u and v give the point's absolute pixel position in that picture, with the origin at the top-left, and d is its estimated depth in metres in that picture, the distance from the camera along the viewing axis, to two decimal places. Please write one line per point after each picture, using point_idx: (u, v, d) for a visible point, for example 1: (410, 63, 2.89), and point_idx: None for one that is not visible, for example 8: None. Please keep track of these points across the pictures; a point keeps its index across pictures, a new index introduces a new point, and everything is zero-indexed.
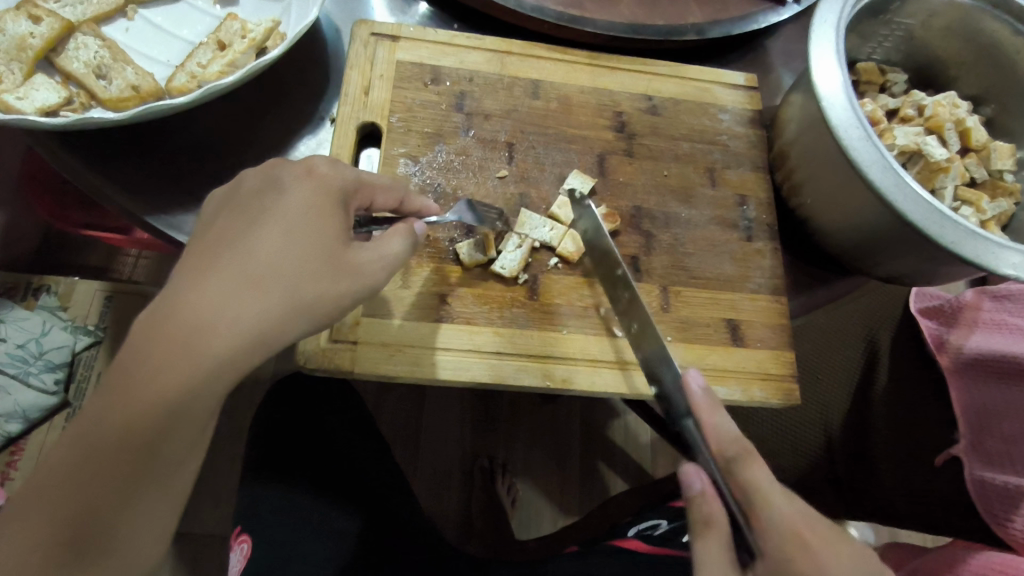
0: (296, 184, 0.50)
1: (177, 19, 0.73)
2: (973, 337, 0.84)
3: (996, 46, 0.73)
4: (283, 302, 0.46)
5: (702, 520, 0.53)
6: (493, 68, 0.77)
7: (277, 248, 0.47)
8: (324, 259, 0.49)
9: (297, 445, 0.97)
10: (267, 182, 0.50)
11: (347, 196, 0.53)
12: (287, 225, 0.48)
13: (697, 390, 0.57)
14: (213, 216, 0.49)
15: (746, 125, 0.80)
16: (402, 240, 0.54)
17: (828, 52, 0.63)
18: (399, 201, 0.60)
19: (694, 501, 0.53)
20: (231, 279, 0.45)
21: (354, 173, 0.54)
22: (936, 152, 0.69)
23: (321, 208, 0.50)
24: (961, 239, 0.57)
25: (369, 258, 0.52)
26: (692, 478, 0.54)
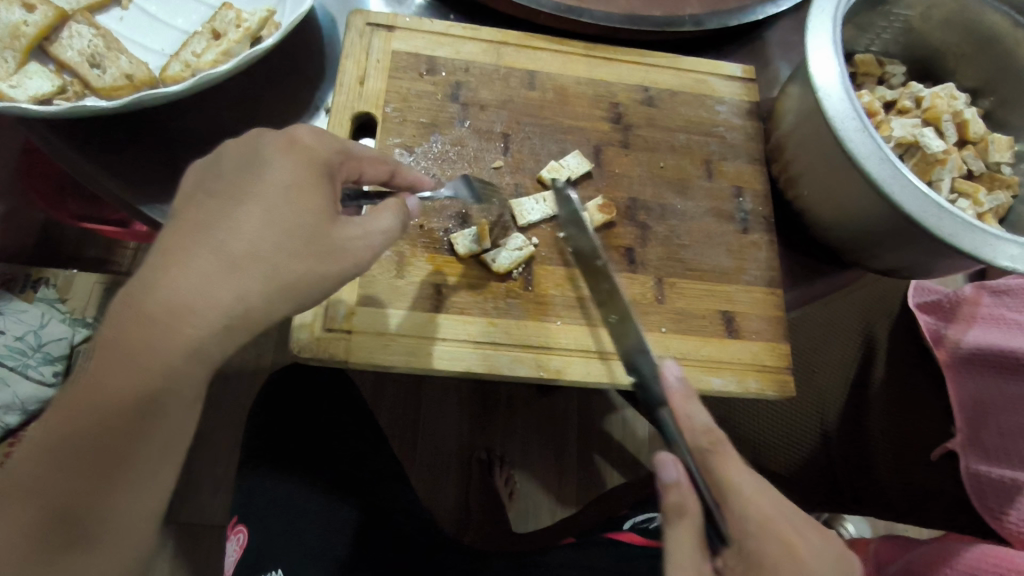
0: (278, 160, 0.48)
1: (172, 8, 0.73)
2: (970, 332, 0.85)
3: (996, 39, 0.73)
4: (268, 284, 0.46)
5: (675, 509, 0.52)
6: (490, 58, 0.76)
7: (256, 227, 0.46)
8: (309, 239, 0.48)
9: (296, 436, 0.98)
10: (247, 155, 0.48)
11: (331, 169, 0.51)
12: (267, 207, 0.47)
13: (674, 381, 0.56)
14: (184, 197, 0.47)
15: (743, 117, 0.80)
16: (392, 217, 0.53)
17: (825, 43, 0.63)
18: (390, 175, 0.59)
19: (668, 490, 0.53)
20: (213, 260, 0.44)
21: (335, 147, 0.52)
22: (932, 144, 0.68)
23: (302, 181, 0.48)
24: (957, 231, 0.56)
25: (355, 236, 0.50)
26: (668, 468, 0.53)
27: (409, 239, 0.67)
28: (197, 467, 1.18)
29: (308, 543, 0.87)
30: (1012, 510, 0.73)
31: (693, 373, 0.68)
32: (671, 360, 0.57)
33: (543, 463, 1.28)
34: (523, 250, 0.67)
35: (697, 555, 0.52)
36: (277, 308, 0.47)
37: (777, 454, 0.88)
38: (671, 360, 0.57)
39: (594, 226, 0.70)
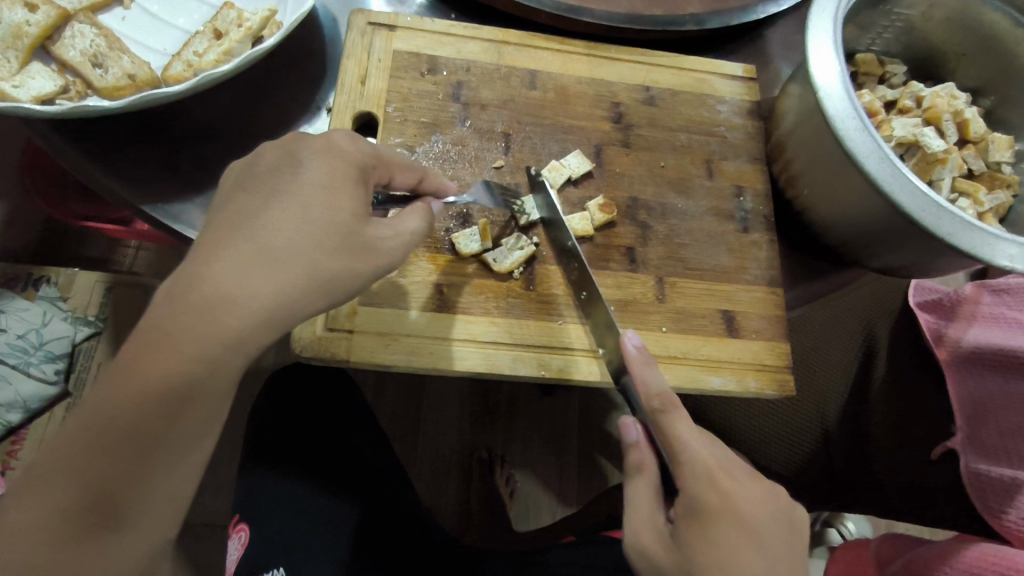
0: (317, 163, 0.50)
1: (174, 8, 0.73)
2: (970, 331, 0.85)
3: (997, 38, 0.73)
4: (297, 281, 0.46)
5: (636, 465, 0.60)
6: (491, 58, 0.76)
7: (293, 224, 0.47)
8: (335, 234, 0.48)
9: (297, 433, 0.98)
10: (286, 155, 0.50)
11: (365, 172, 0.53)
12: (303, 208, 0.48)
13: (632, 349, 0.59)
14: (222, 198, 0.49)
15: (743, 116, 0.80)
16: (420, 220, 0.55)
17: (825, 42, 0.63)
18: (418, 180, 0.60)
19: (631, 449, 0.60)
20: (248, 253, 0.45)
21: (363, 150, 0.53)
22: (933, 143, 0.68)
23: (335, 179, 0.50)
24: (956, 230, 0.56)
25: (386, 236, 0.52)
26: (629, 429, 0.60)
27: None
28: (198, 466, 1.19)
29: (310, 541, 0.88)
30: (1012, 510, 0.73)
31: (693, 372, 0.68)
32: (632, 331, 0.61)
33: (543, 462, 1.29)
34: (523, 249, 0.68)
35: (654, 507, 0.58)
36: (292, 309, 0.46)
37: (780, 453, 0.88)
38: (632, 331, 0.61)
39: (594, 226, 0.70)
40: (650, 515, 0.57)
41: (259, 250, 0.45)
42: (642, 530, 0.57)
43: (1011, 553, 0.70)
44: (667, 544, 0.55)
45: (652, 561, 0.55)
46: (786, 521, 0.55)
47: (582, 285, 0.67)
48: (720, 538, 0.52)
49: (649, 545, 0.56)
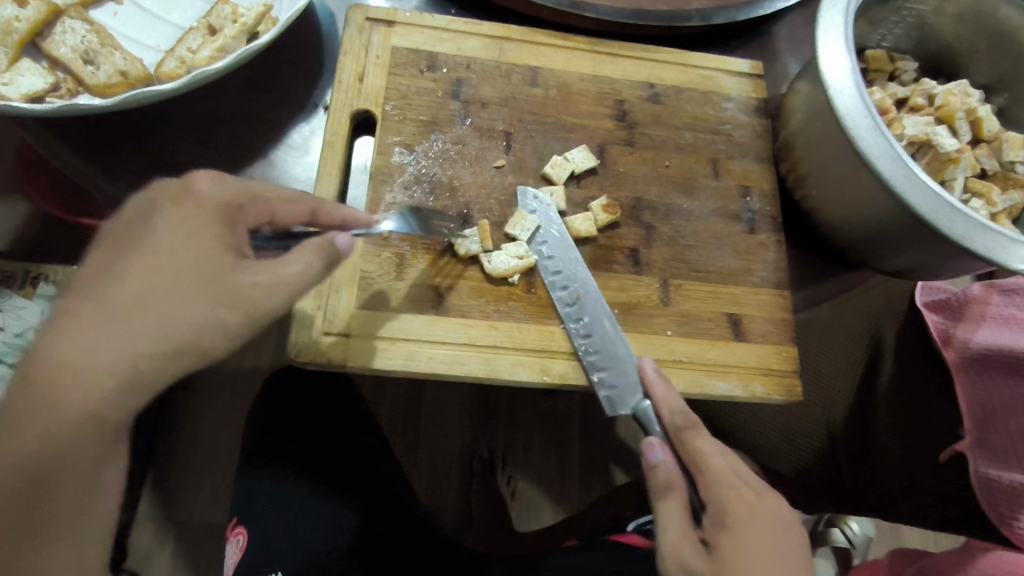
0: (172, 212, 0.46)
1: (168, 3, 0.71)
2: (979, 331, 0.84)
3: (1010, 34, 0.71)
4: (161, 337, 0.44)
5: (659, 480, 0.59)
6: (491, 54, 0.75)
7: (163, 279, 0.45)
8: (214, 286, 0.46)
9: (294, 436, 0.96)
10: (181, 195, 0.47)
11: (231, 209, 0.49)
12: (161, 260, 0.45)
13: (649, 374, 0.63)
14: (109, 235, 0.46)
15: (750, 114, 0.78)
16: (313, 258, 0.50)
17: (836, 39, 0.61)
18: (309, 214, 0.55)
19: (655, 470, 0.60)
20: (101, 312, 0.43)
21: (241, 189, 0.50)
22: (946, 143, 0.67)
23: (200, 232, 0.47)
24: (971, 233, 0.55)
25: (260, 283, 0.47)
26: (652, 449, 0.60)
27: (410, 241, 0.66)
28: (196, 467, 1.18)
29: (311, 539, 0.87)
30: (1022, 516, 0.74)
31: (697, 377, 0.67)
32: (647, 357, 0.64)
33: (544, 463, 1.28)
34: (523, 261, 0.65)
35: (686, 521, 0.58)
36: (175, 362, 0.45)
37: (786, 456, 0.86)
38: (648, 357, 0.64)
39: (598, 227, 0.69)
40: (683, 528, 0.57)
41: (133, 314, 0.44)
42: (677, 543, 0.56)
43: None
44: (703, 556, 0.56)
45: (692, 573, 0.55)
46: (791, 530, 0.59)
47: (581, 310, 0.65)
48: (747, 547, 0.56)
49: (688, 558, 0.55)
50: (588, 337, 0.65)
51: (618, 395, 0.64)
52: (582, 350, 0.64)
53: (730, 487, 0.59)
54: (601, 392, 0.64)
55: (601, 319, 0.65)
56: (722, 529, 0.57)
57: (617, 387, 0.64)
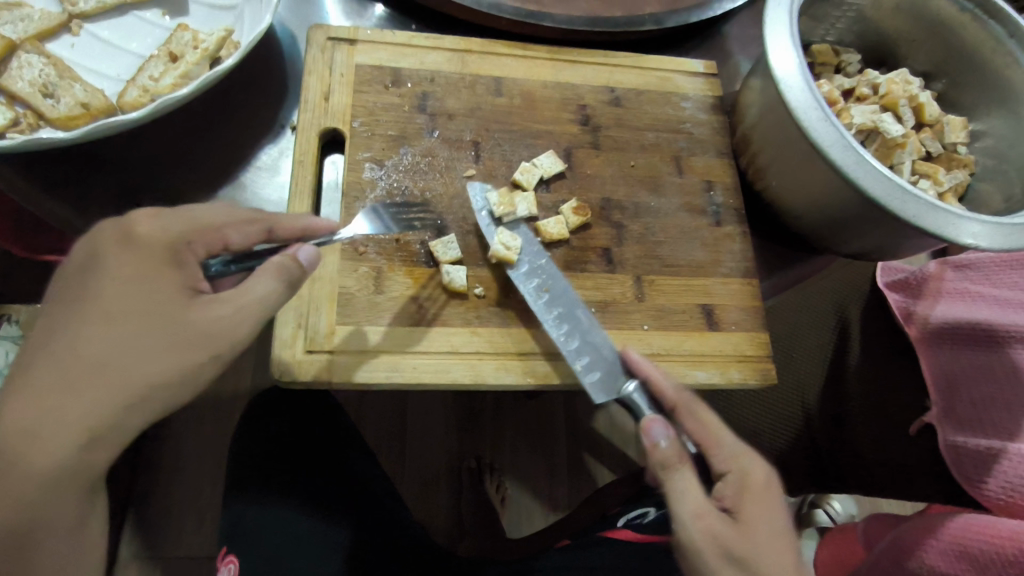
0: (116, 259, 0.50)
1: (126, 32, 0.71)
2: (938, 307, 0.89)
3: (943, 24, 0.75)
4: (120, 394, 0.48)
5: (666, 458, 0.58)
6: (455, 67, 0.76)
7: (111, 330, 0.48)
8: (160, 330, 0.49)
9: (275, 458, 0.95)
10: (123, 240, 0.50)
11: (177, 248, 0.52)
12: (119, 314, 0.49)
13: (636, 360, 0.64)
14: (99, 279, 0.49)
15: (708, 112, 0.81)
16: (273, 280, 0.53)
17: (782, 34, 0.64)
18: (266, 234, 0.57)
19: (661, 449, 0.58)
20: (54, 375, 0.47)
21: (183, 224, 0.53)
22: (891, 130, 0.70)
23: (143, 275, 0.50)
24: (921, 212, 0.59)
25: (220, 316, 0.50)
26: (654, 429, 0.59)
27: (384, 253, 0.66)
28: (181, 495, 1.15)
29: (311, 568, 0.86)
30: (991, 479, 0.76)
31: (677, 368, 0.69)
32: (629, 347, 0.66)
33: (532, 464, 1.31)
34: (510, 252, 0.65)
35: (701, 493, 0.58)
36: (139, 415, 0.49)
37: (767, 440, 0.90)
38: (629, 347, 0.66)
39: (570, 229, 0.71)
40: (699, 500, 0.57)
41: (92, 368, 0.47)
42: (703, 516, 0.56)
43: (986, 519, 0.75)
44: (726, 522, 0.57)
45: (723, 542, 0.55)
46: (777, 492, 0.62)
47: (555, 301, 0.65)
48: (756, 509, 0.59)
49: (714, 525, 0.56)
50: (564, 327, 0.64)
51: (604, 381, 0.63)
52: (562, 341, 0.64)
53: (726, 465, 0.61)
54: (586, 381, 0.63)
55: (575, 309, 0.65)
56: (740, 494, 0.59)
57: (601, 373, 0.63)
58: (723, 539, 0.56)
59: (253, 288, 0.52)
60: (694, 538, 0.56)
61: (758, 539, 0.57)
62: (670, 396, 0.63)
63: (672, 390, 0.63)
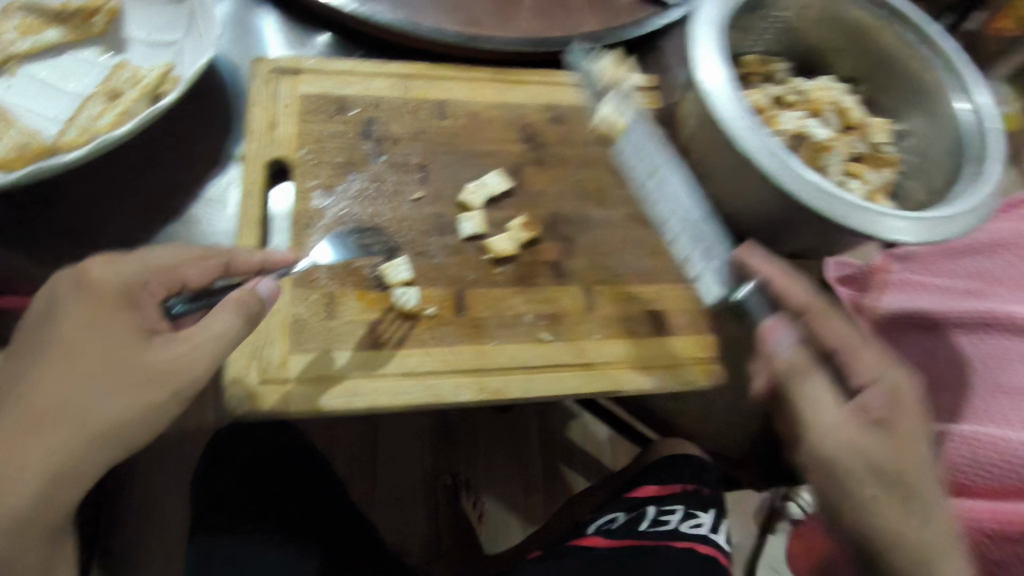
0: (68, 304, 0.50)
1: (64, 72, 0.71)
2: (884, 298, 0.95)
3: (863, 31, 0.79)
4: (76, 435, 0.48)
5: (797, 361, 0.57)
6: (399, 92, 0.77)
7: (65, 376, 0.48)
8: (116, 372, 0.49)
9: (245, 491, 0.94)
10: (77, 284, 0.50)
11: (129, 291, 0.52)
12: (65, 358, 0.48)
13: (754, 258, 0.63)
14: (47, 323, 0.50)
15: (648, 124, 0.84)
16: (232, 315, 0.54)
17: (709, 49, 0.68)
18: (223, 268, 0.59)
19: (784, 354, 0.57)
20: (12, 425, 0.47)
21: (141, 267, 0.53)
22: (817, 133, 0.75)
23: (98, 318, 0.50)
24: (849, 212, 0.62)
25: (175, 355, 0.51)
26: (776, 333, 0.58)
27: (336, 279, 0.67)
28: (149, 536, 1.12)
29: None
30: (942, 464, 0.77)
31: (630, 375, 0.71)
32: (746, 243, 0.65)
33: (507, 479, 1.32)
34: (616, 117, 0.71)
35: (837, 400, 0.55)
36: (96, 455, 0.49)
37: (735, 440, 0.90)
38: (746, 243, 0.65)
39: (521, 244, 0.73)
40: (831, 405, 0.55)
41: (45, 416, 0.48)
42: (841, 426, 0.54)
43: (942, 510, 0.82)
44: (870, 432, 0.54)
45: (867, 454, 0.53)
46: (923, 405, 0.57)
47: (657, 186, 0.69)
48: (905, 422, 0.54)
49: (856, 437, 0.53)
50: (676, 213, 0.67)
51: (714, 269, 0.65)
52: (676, 222, 0.67)
53: (870, 371, 0.57)
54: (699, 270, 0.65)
55: (678, 194, 0.68)
56: (887, 403, 0.55)
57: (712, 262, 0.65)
58: (859, 445, 0.53)
59: (210, 325, 0.53)
60: (835, 448, 0.53)
61: (901, 453, 0.53)
62: (808, 301, 0.62)
63: (802, 295, 0.62)
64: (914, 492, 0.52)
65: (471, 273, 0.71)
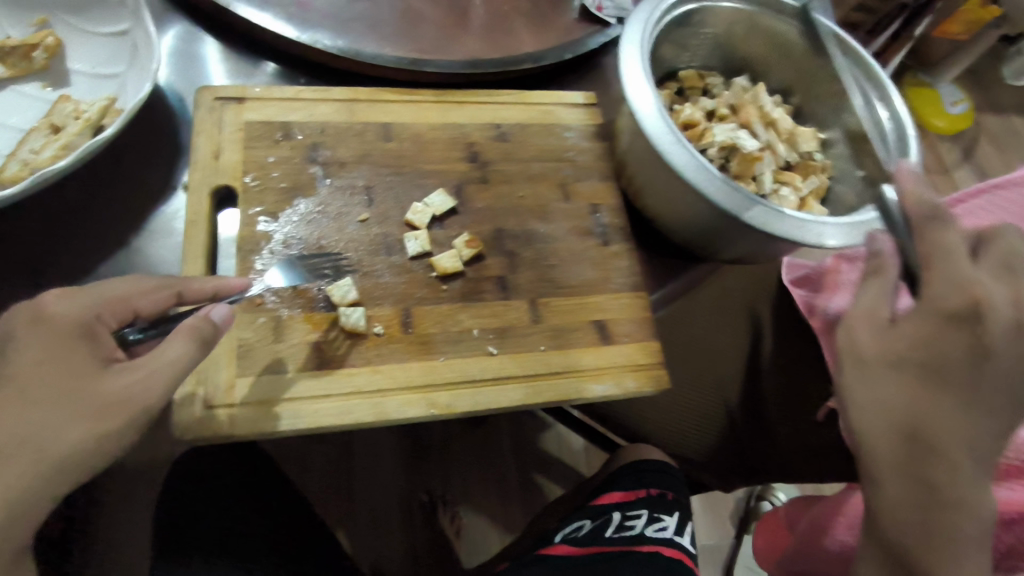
0: (24, 339, 0.50)
1: (6, 107, 0.71)
2: (835, 299, 0.96)
3: (785, 44, 0.84)
4: (28, 470, 0.48)
5: (875, 266, 0.58)
6: (343, 116, 0.79)
7: (18, 410, 0.48)
8: (65, 403, 0.50)
9: (212, 518, 0.93)
10: (33, 321, 0.51)
11: (85, 324, 0.53)
12: (14, 393, 0.49)
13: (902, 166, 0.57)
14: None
15: (590, 139, 0.87)
16: (185, 341, 0.54)
17: (637, 68, 0.70)
18: (176, 297, 0.59)
19: (872, 253, 0.58)
20: None
21: (93, 299, 0.54)
22: (747, 144, 0.78)
23: (51, 352, 0.51)
24: (771, 220, 0.66)
25: (126, 386, 0.52)
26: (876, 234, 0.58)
27: (283, 304, 0.68)
28: None
29: None
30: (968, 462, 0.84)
31: (577, 384, 0.73)
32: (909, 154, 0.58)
33: (482, 494, 1.33)
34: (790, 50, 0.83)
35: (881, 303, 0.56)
36: (48, 488, 0.49)
37: (696, 442, 0.92)
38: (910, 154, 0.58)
39: (465, 261, 0.74)
40: (867, 307, 0.56)
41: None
42: (857, 319, 0.56)
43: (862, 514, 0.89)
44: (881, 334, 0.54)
45: (862, 351, 0.55)
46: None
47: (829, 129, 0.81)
48: (953, 358, 0.51)
49: (862, 333, 0.55)
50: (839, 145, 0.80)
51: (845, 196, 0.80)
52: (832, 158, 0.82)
53: (948, 286, 0.51)
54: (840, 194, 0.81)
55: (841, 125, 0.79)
56: (946, 327, 0.51)
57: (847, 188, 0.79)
58: (867, 346, 0.55)
59: (165, 352, 0.54)
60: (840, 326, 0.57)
61: (928, 354, 0.52)
62: (935, 204, 0.53)
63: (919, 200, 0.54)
64: (935, 392, 0.52)
65: (418, 291, 0.72)
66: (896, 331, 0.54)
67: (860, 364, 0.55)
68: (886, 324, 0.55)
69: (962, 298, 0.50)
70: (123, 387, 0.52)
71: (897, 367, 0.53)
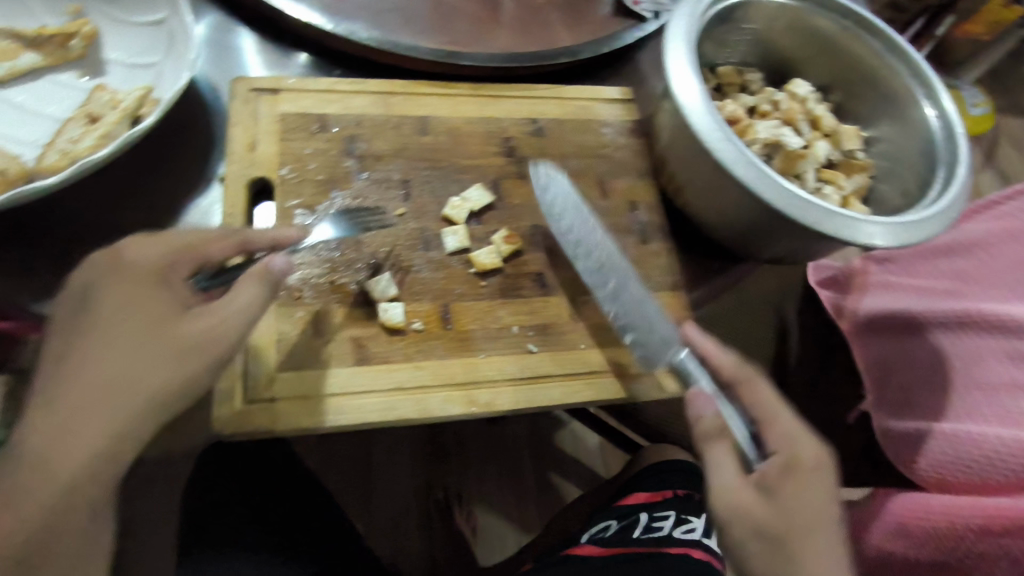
0: (106, 285, 0.50)
1: (42, 96, 0.71)
2: (862, 301, 1.01)
3: (827, 41, 0.82)
4: (120, 419, 0.47)
5: (708, 427, 0.59)
6: (379, 109, 0.78)
7: (108, 356, 0.48)
8: (155, 344, 0.49)
9: (235, 514, 0.93)
10: (110, 267, 0.51)
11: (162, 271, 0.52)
12: (102, 338, 0.48)
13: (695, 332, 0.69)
14: (74, 316, 0.50)
15: (626, 136, 0.85)
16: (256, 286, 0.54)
17: (683, 63, 0.69)
18: (241, 246, 0.59)
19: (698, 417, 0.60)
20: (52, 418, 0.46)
21: (167, 248, 0.53)
22: (791, 142, 0.76)
23: (135, 298, 0.50)
24: (821, 218, 0.64)
25: (209, 327, 0.51)
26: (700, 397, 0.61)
27: (321, 298, 0.67)
28: None
29: None
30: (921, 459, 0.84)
31: (619, 384, 0.71)
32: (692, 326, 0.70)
33: (499, 493, 1.32)
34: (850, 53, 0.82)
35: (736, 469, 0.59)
36: (109, 472, 0.48)
37: None
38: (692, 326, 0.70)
39: (503, 257, 0.73)
40: (738, 482, 0.58)
41: (91, 401, 0.47)
42: (738, 491, 0.57)
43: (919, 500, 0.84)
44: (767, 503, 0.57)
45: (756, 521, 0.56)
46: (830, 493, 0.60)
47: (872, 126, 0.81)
48: (809, 502, 0.57)
49: (749, 503, 0.57)
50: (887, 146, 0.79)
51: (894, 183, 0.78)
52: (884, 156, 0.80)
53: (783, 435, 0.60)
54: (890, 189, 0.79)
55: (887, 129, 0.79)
56: (789, 473, 0.58)
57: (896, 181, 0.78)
58: (759, 515, 0.56)
59: (235, 299, 0.53)
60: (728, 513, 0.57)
61: (796, 510, 0.57)
62: (742, 370, 0.65)
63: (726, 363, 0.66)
64: (802, 548, 0.56)
65: (456, 287, 0.71)
66: (771, 495, 0.57)
67: (758, 531, 0.56)
68: (754, 490, 0.58)
69: (805, 452, 0.60)
70: (203, 332, 0.51)
71: (783, 531, 0.56)
